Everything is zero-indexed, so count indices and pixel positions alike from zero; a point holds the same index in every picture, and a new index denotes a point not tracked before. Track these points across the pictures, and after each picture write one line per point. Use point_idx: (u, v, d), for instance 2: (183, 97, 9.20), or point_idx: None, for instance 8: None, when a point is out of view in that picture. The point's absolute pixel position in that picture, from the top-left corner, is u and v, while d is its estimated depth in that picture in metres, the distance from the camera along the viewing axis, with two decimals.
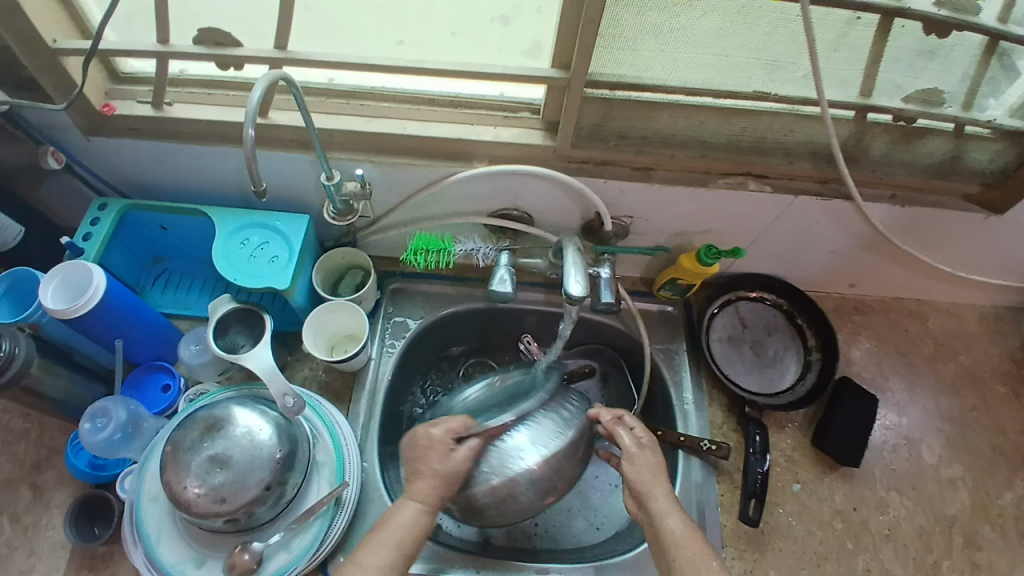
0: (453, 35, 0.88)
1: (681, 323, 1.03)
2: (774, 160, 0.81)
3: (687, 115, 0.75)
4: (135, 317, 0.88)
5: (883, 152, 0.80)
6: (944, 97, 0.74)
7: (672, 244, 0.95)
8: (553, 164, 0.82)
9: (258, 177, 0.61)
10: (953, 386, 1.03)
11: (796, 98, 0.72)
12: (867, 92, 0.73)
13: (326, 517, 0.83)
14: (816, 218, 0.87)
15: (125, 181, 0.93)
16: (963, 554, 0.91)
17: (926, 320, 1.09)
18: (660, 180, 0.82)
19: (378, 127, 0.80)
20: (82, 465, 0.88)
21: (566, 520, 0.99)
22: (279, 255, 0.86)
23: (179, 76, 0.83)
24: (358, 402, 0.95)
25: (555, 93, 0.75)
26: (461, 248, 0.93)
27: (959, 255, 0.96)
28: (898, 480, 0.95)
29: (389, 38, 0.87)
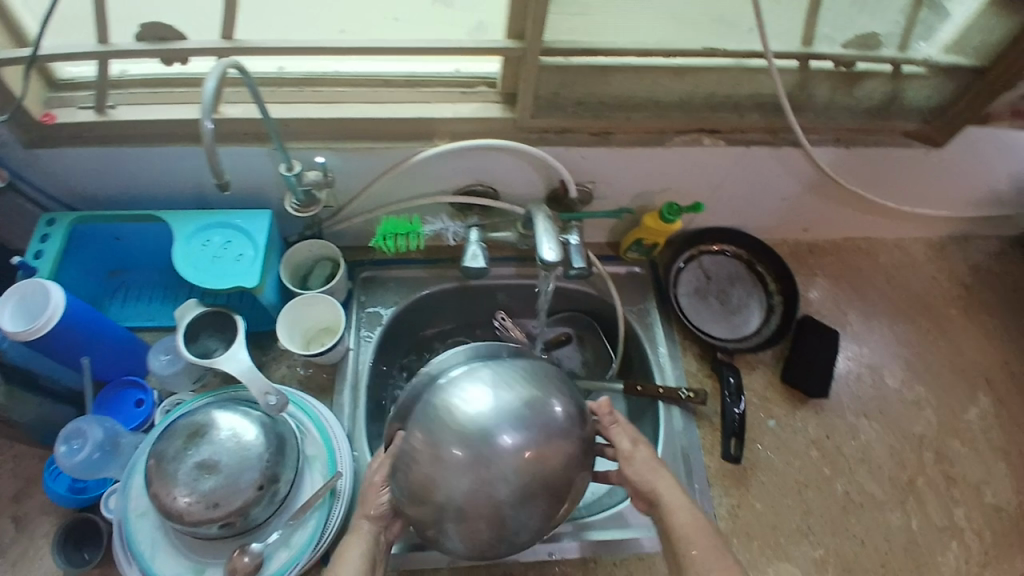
0: (395, 20, 0.86)
1: (649, 281, 1.06)
2: (727, 115, 0.83)
3: (641, 78, 0.79)
4: (99, 332, 0.84)
5: (826, 99, 0.84)
6: (879, 41, 0.80)
7: (635, 205, 0.97)
8: (515, 135, 0.82)
9: (219, 171, 0.59)
10: (907, 314, 1.10)
11: (743, 51, 0.73)
12: (806, 41, 0.76)
13: (323, 510, 0.83)
14: (770, 167, 0.91)
15: (71, 194, 0.88)
16: (936, 468, 0.98)
17: (876, 256, 1.15)
18: (620, 143, 0.83)
19: (335, 112, 0.78)
20: (62, 489, 0.84)
21: None
22: (244, 253, 0.84)
23: (120, 76, 0.79)
24: (341, 393, 0.95)
25: (511, 65, 0.75)
26: (429, 229, 0.91)
27: (903, 190, 1.01)
28: (865, 406, 1.02)
29: (329, 29, 0.84)
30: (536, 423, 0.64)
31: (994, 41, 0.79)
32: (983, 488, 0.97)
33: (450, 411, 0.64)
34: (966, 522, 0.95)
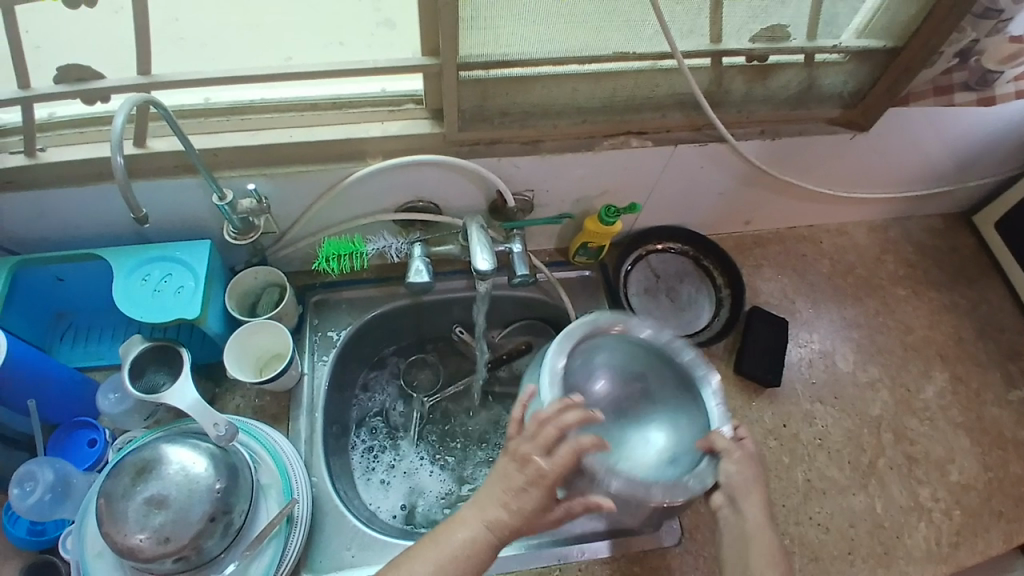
0: (339, 45, 0.90)
1: (600, 284, 1.08)
2: (648, 115, 0.85)
3: (557, 84, 0.79)
4: (45, 373, 0.84)
5: (743, 92, 0.86)
6: (788, 31, 0.80)
7: (575, 210, 0.99)
8: (445, 150, 0.84)
9: (136, 203, 0.59)
10: (856, 297, 1.13)
11: (653, 54, 0.77)
12: (716, 39, 0.78)
13: (281, 538, 0.83)
14: (700, 164, 0.93)
15: (9, 239, 0.88)
16: (897, 448, 1.01)
17: (821, 242, 1.18)
18: (549, 150, 0.85)
19: (263, 139, 0.79)
20: (21, 532, 0.80)
21: None
22: (185, 284, 0.84)
23: (49, 119, 0.80)
24: (297, 420, 0.95)
25: (432, 82, 0.77)
26: (373, 247, 0.92)
27: (837, 176, 1.04)
28: (820, 391, 1.03)
29: (277, 57, 0.88)
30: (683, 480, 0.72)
31: (901, 23, 0.80)
32: (946, 465, 1.00)
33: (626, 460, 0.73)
34: (935, 501, 0.97)
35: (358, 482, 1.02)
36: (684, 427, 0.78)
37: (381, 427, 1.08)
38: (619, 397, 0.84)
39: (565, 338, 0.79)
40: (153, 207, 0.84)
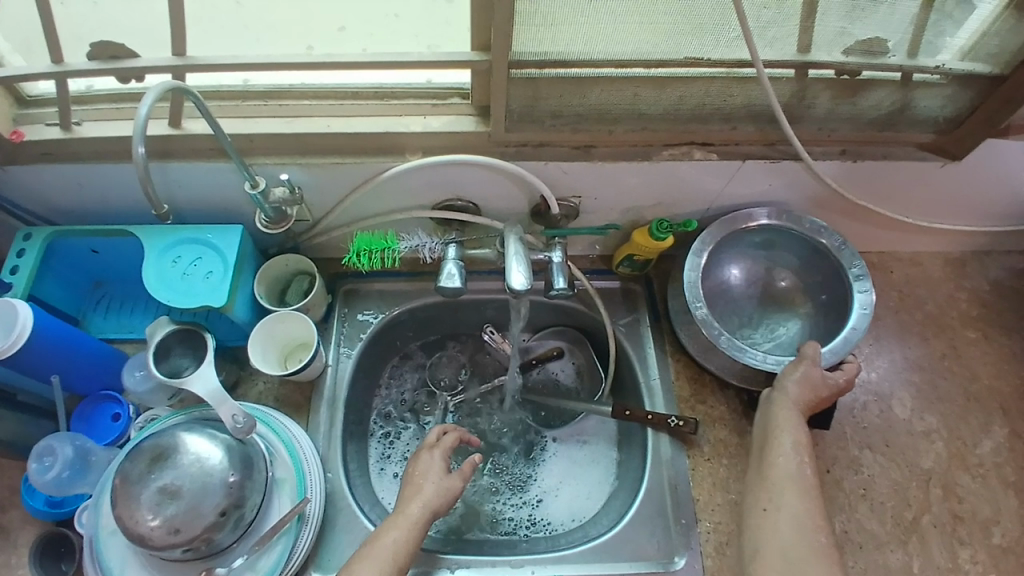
0: (395, 17, 0.84)
1: (641, 298, 1.02)
2: (716, 127, 0.78)
3: (616, 88, 0.72)
4: (72, 347, 0.83)
5: (827, 108, 0.78)
6: (887, 46, 0.72)
7: (623, 221, 0.92)
8: (488, 150, 0.78)
9: (158, 202, 0.59)
10: (921, 337, 1.04)
11: (731, 60, 0.68)
12: (804, 49, 0.70)
13: (290, 535, 0.81)
14: (767, 181, 0.85)
15: (49, 208, 0.88)
16: (943, 506, 0.92)
17: (889, 272, 1.08)
18: (602, 156, 0.79)
19: (299, 127, 0.75)
20: (40, 504, 0.83)
21: (559, 506, 0.99)
22: (213, 270, 0.82)
23: (86, 92, 0.78)
24: (317, 413, 0.93)
25: (481, 78, 0.72)
26: (406, 246, 0.88)
27: (916, 205, 0.94)
28: (870, 437, 0.96)
29: (329, 27, 0.84)
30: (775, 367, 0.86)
31: (1011, 49, 0.71)
32: (992, 528, 0.91)
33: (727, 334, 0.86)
34: (973, 565, 0.89)
35: (371, 472, 1.00)
36: (825, 318, 0.92)
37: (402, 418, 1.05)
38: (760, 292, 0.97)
39: (702, 245, 0.89)
40: (186, 187, 0.82)
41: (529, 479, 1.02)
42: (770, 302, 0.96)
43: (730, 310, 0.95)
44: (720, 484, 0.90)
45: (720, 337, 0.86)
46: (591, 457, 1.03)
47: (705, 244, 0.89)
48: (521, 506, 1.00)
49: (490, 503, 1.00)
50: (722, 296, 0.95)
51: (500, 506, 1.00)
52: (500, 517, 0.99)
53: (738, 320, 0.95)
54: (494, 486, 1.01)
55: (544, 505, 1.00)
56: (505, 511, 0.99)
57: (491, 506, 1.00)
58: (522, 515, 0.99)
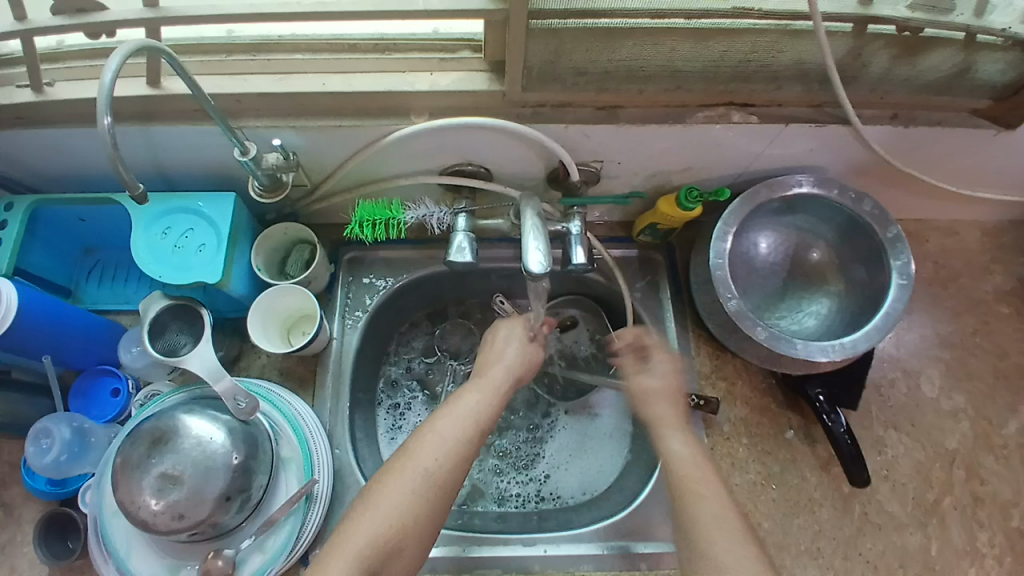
0: None
1: (663, 268, 0.95)
2: (760, 86, 0.69)
3: (654, 42, 0.63)
4: (64, 324, 0.79)
5: (884, 69, 0.69)
6: (954, 2, 0.65)
7: (647, 187, 0.85)
8: (502, 112, 0.71)
9: (130, 177, 0.52)
10: (954, 312, 0.98)
11: (784, 12, 0.62)
12: (865, 1, 0.63)
13: (299, 515, 0.79)
14: (810, 145, 0.77)
15: (29, 174, 0.81)
16: (964, 487, 0.89)
17: (926, 241, 1.01)
18: (629, 119, 0.71)
19: (292, 86, 0.67)
20: (42, 484, 0.80)
21: (572, 480, 0.96)
22: (207, 242, 0.76)
23: (56, 49, 0.71)
24: (323, 387, 0.89)
25: (495, 31, 0.63)
26: (411, 216, 0.82)
27: (965, 172, 0.87)
28: (896, 416, 0.92)
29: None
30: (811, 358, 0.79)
31: None
32: (1012, 510, 0.88)
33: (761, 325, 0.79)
34: (990, 547, 0.86)
35: (380, 439, 0.97)
36: (859, 295, 0.85)
37: (411, 386, 1.01)
38: (789, 263, 0.90)
39: (730, 217, 0.82)
40: (173, 151, 0.75)
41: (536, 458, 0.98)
42: (800, 272, 0.90)
43: (755, 282, 0.90)
44: (740, 465, 0.88)
45: (754, 328, 0.79)
46: (605, 429, 0.99)
47: (728, 225, 0.82)
48: (530, 486, 0.96)
49: (499, 485, 0.96)
50: (748, 267, 0.90)
51: (508, 488, 0.96)
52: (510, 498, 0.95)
53: (763, 294, 0.90)
54: (500, 468, 0.97)
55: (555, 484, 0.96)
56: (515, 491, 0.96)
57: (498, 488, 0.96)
58: (532, 494, 0.95)
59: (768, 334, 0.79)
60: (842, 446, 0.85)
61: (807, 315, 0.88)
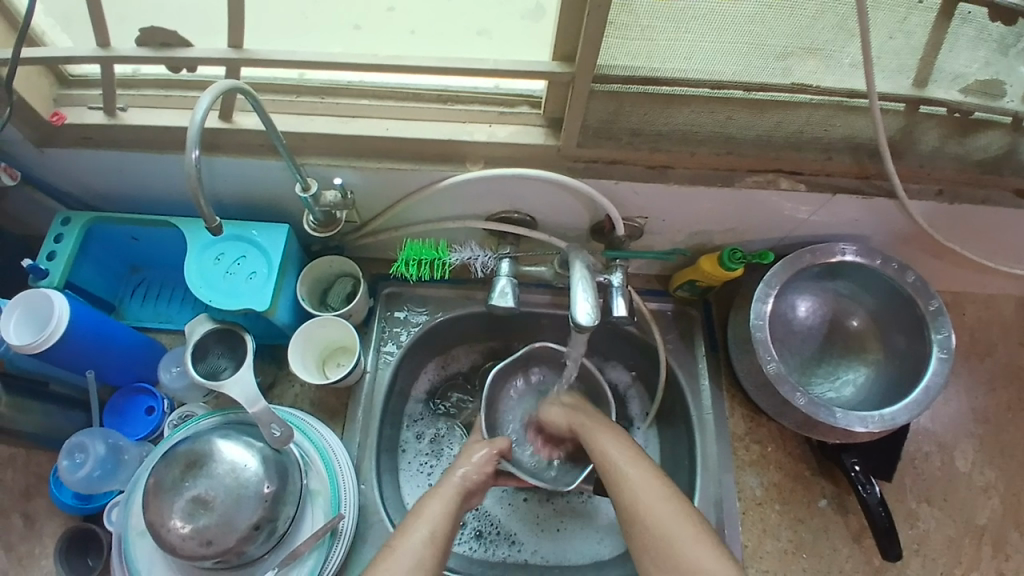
0: (458, 15, 0.79)
1: (699, 324, 0.96)
2: (810, 156, 0.71)
3: (711, 111, 0.66)
4: (108, 340, 0.80)
5: (934, 146, 0.71)
6: (1005, 89, 0.67)
7: (689, 244, 0.87)
8: (555, 164, 0.72)
9: (209, 212, 0.55)
10: (988, 386, 0.96)
11: (842, 90, 0.63)
12: (921, 82, 0.65)
13: (322, 550, 0.77)
14: (855, 215, 0.78)
15: (91, 192, 0.85)
16: (993, 565, 0.87)
17: (963, 312, 1.00)
18: (679, 179, 0.72)
19: (355, 128, 0.71)
20: (69, 498, 0.81)
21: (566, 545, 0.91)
22: (257, 270, 0.78)
23: (132, 76, 0.74)
24: (354, 419, 0.89)
25: (556, 89, 0.66)
26: (456, 257, 0.85)
27: (1006, 248, 0.87)
28: (929, 490, 0.90)
29: (344, 22, 0.78)
30: (844, 429, 0.78)
31: None
32: None
33: (795, 389, 0.79)
34: None
35: (402, 475, 0.94)
36: (896, 364, 0.85)
37: (434, 420, 0.99)
38: (829, 329, 0.90)
39: (772, 278, 0.82)
40: (232, 181, 0.78)
41: (501, 516, 0.93)
42: (843, 339, 0.90)
43: (794, 344, 0.90)
44: (770, 532, 0.86)
45: (792, 394, 0.79)
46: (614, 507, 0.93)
47: (770, 287, 0.82)
48: (509, 548, 0.91)
49: (472, 548, 0.90)
50: (788, 329, 0.90)
51: (488, 550, 0.90)
52: (489, 560, 0.89)
53: (802, 356, 0.90)
54: (477, 529, 0.92)
55: (534, 548, 0.91)
56: (495, 552, 0.90)
57: (471, 550, 0.90)
58: (515, 555, 0.90)
59: (806, 397, 0.79)
60: (877, 519, 0.83)
61: (844, 382, 0.88)
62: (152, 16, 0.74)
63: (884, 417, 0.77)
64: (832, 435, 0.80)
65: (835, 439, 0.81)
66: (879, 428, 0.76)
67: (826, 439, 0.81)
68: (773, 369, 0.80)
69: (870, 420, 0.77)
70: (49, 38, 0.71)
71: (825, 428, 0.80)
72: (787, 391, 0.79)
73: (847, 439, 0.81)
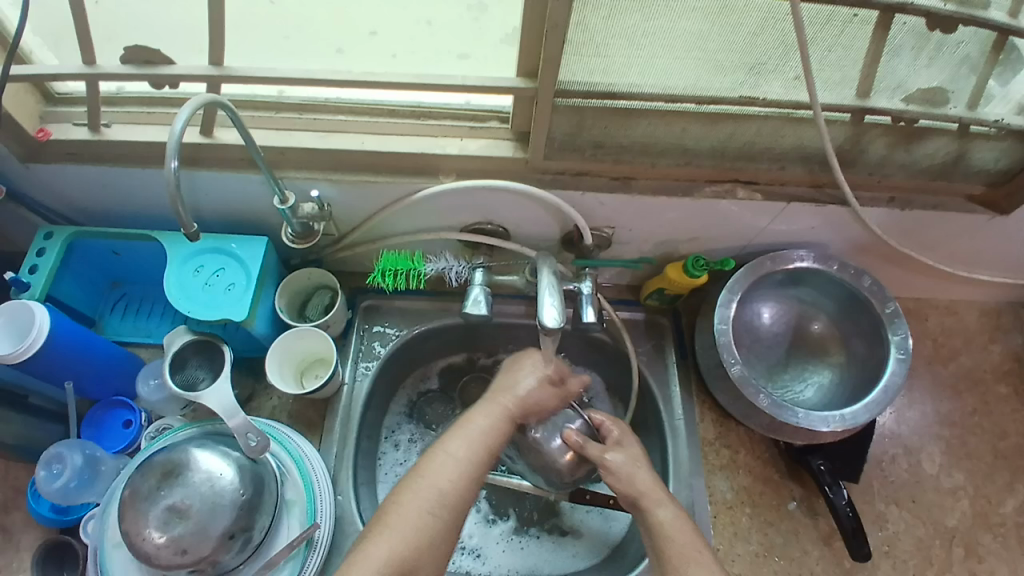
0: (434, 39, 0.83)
1: (670, 333, 0.99)
2: (764, 166, 0.76)
3: (667, 123, 0.70)
4: (87, 352, 0.81)
5: (881, 155, 0.76)
6: (949, 96, 0.71)
7: (656, 254, 0.90)
8: (524, 176, 0.76)
9: (186, 219, 0.57)
10: (953, 389, 1.00)
11: (788, 102, 0.67)
12: (863, 94, 0.69)
13: (297, 560, 0.78)
14: (812, 224, 0.82)
15: (75, 208, 0.87)
16: (964, 565, 0.89)
17: (925, 319, 1.05)
18: (641, 190, 0.76)
19: (333, 142, 0.74)
20: (47, 511, 0.81)
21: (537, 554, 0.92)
22: (236, 282, 0.80)
23: (117, 94, 0.77)
24: (331, 431, 0.90)
25: (524, 104, 0.69)
26: (433, 267, 0.89)
27: (958, 255, 0.91)
28: (898, 492, 0.92)
29: (328, 47, 0.82)
30: (808, 429, 0.81)
31: None
32: None
33: (759, 391, 0.82)
34: None
35: (378, 487, 0.95)
36: (857, 367, 0.88)
37: (411, 430, 1.00)
38: (793, 334, 0.93)
39: (735, 285, 0.85)
40: (213, 195, 0.80)
41: (467, 525, 0.94)
42: (807, 344, 0.93)
43: (760, 350, 0.93)
44: (743, 535, 0.88)
45: (757, 396, 0.82)
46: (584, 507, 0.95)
47: (733, 293, 0.85)
48: (474, 559, 0.92)
49: None
50: (754, 335, 0.93)
51: (454, 560, 0.91)
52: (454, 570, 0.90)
53: (768, 361, 0.93)
54: None
55: (503, 557, 0.92)
56: (460, 562, 0.91)
57: None
58: (481, 566, 0.91)
59: (771, 399, 0.82)
60: (844, 520, 0.85)
61: (809, 385, 0.91)
62: (139, 38, 0.77)
63: (845, 416, 0.79)
64: (798, 435, 0.83)
65: (801, 440, 0.83)
66: (841, 428, 0.79)
67: (793, 440, 0.84)
68: (738, 372, 0.83)
69: (833, 419, 0.79)
70: (37, 57, 0.74)
71: (790, 429, 0.82)
72: (752, 393, 0.82)
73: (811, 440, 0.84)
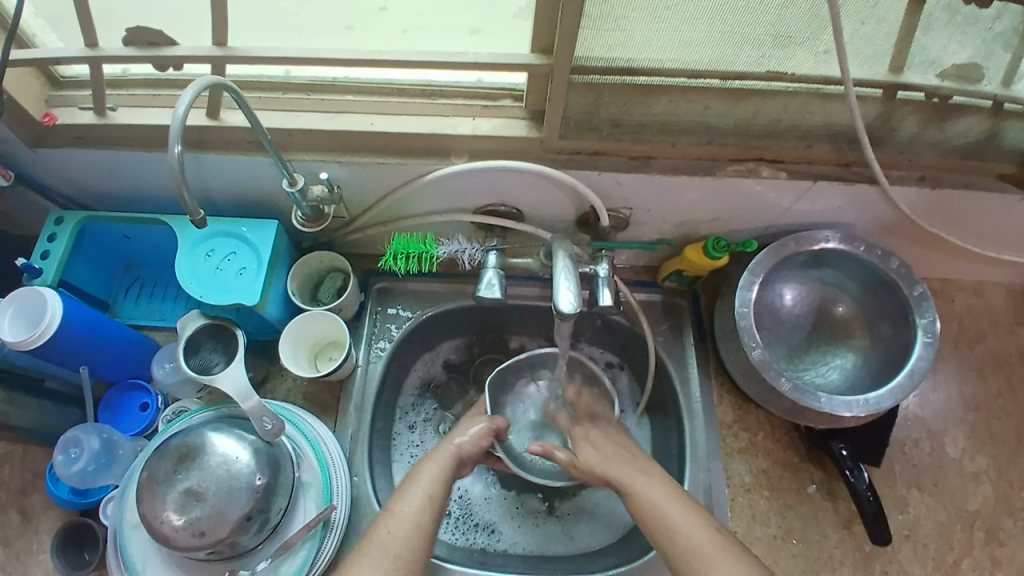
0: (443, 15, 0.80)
1: (687, 315, 0.97)
2: (790, 144, 0.72)
3: (689, 100, 0.67)
4: (101, 337, 0.81)
5: (912, 133, 0.72)
6: (983, 73, 0.67)
7: (675, 235, 0.88)
8: (539, 157, 0.73)
9: (192, 205, 0.56)
10: (978, 372, 0.97)
11: (817, 76, 0.64)
12: (896, 68, 0.66)
13: (314, 541, 0.78)
14: (837, 203, 0.79)
15: (85, 192, 0.86)
16: (985, 550, 0.87)
17: (951, 300, 1.01)
18: (662, 169, 0.73)
19: (342, 124, 0.72)
20: (65, 493, 0.82)
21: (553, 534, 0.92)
22: (247, 266, 0.79)
23: (121, 76, 0.75)
24: (346, 413, 0.90)
25: (538, 82, 0.67)
26: (445, 250, 0.85)
27: (989, 234, 0.88)
28: (919, 476, 0.91)
29: (335, 23, 0.79)
30: (831, 414, 0.79)
31: None
32: None
33: (781, 375, 0.80)
34: None
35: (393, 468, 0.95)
36: (882, 350, 0.86)
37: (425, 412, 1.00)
38: (815, 317, 0.91)
39: (756, 266, 0.83)
40: (222, 178, 0.79)
41: (482, 505, 0.94)
42: (830, 326, 0.91)
43: (781, 332, 0.91)
44: (760, 518, 0.87)
45: (779, 380, 0.79)
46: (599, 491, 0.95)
47: (755, 275, 0.83)
48: (490, 537, 0.92)
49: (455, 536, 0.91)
50: (775, 317, 0.91)
51: (470, 538, 0.91)
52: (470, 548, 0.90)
53: (789, 343, 0.91)
54: (460, 518, 0.93)
55: (519, 536, 0.92)
56: (478, 541, 0.91)
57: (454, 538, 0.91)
58: (497, 544, 0.91)
59: (793, 383, 0.79)
60: (865, 503, 0.85)
61: (831, 369, 0.89)
62: (142, 17, 0.75)
63: (870, 401, 0.77)
64: (820, 420, 0.81)
65: (822, 424, 0.82)
66: (866, 412, 0.77)
67: (815, 424, 0.82)
68: (759, 354, 0.81)
69: (857, 404, 0.77)
70: (40, 39, 0.72)
71: (812, 413, 0.80)
72: (774, 377, 0.79)
73: (833, 424, 0.82)
